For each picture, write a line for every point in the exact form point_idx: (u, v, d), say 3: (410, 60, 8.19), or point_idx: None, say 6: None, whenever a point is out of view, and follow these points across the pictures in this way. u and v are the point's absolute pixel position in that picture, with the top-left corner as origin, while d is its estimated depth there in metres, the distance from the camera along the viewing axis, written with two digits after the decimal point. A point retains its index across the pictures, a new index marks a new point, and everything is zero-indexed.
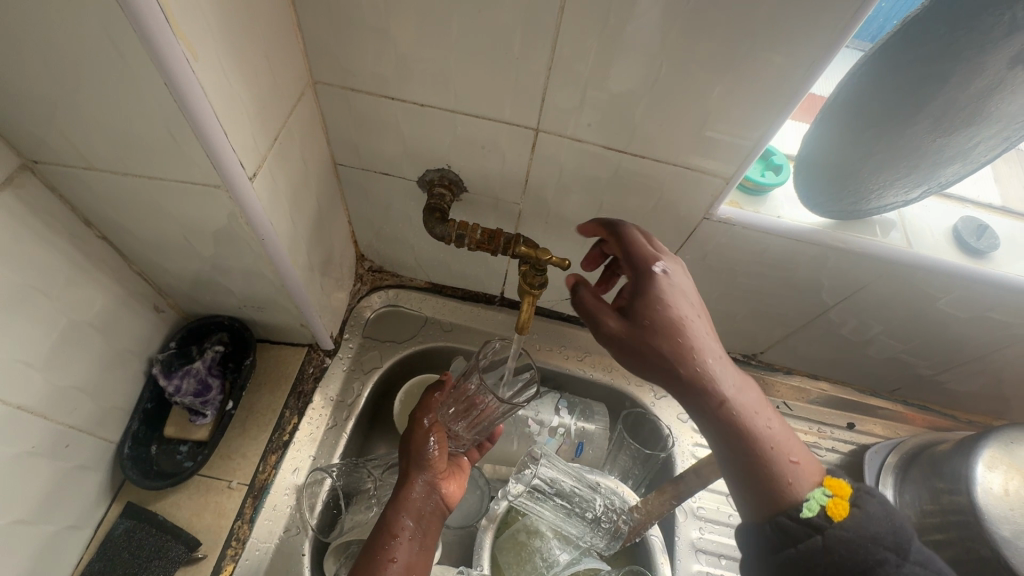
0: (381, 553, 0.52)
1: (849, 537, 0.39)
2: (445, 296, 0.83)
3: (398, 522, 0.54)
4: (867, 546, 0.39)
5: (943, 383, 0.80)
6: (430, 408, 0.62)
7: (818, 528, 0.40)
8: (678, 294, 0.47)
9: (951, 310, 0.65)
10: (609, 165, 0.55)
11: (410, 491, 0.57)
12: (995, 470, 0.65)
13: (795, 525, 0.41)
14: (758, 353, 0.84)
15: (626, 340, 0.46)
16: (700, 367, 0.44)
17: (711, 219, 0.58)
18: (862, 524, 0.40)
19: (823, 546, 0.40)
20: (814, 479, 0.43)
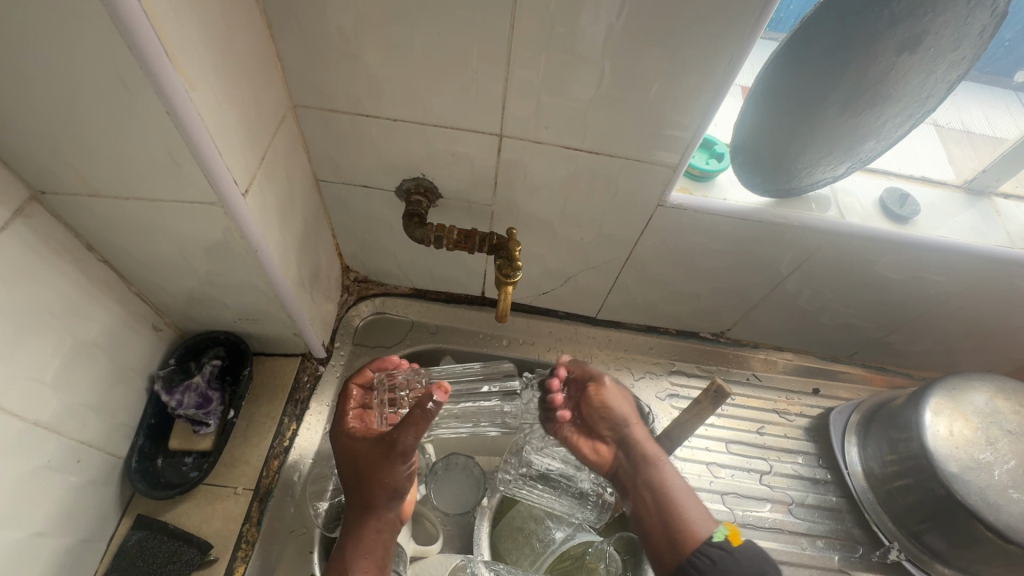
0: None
1: (747, 554, 0.58)
2: (429, 300, 0.88)
3: (365, 561, 0.54)
4: (755, 560, 0.58)
5: (893, 344, 0.87)
6: (410, 434, 0.55)
7: (726, 548, 0.58)
8: (617, 390, 0.74)
9: (888, 273, 0.72)
10: (569, 163, 0.61)
11: (373, 521, 0.56)
12: (941, 414, 0.71)
13: (706, 552, 0.58)
14: (726, 330, 0.90)
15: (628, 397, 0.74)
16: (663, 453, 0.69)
17: (665, 206, 0.64)
18: (750, 547, 0.59)
19: (732, 561, 0.57)
20: (714, 524, 0.62)
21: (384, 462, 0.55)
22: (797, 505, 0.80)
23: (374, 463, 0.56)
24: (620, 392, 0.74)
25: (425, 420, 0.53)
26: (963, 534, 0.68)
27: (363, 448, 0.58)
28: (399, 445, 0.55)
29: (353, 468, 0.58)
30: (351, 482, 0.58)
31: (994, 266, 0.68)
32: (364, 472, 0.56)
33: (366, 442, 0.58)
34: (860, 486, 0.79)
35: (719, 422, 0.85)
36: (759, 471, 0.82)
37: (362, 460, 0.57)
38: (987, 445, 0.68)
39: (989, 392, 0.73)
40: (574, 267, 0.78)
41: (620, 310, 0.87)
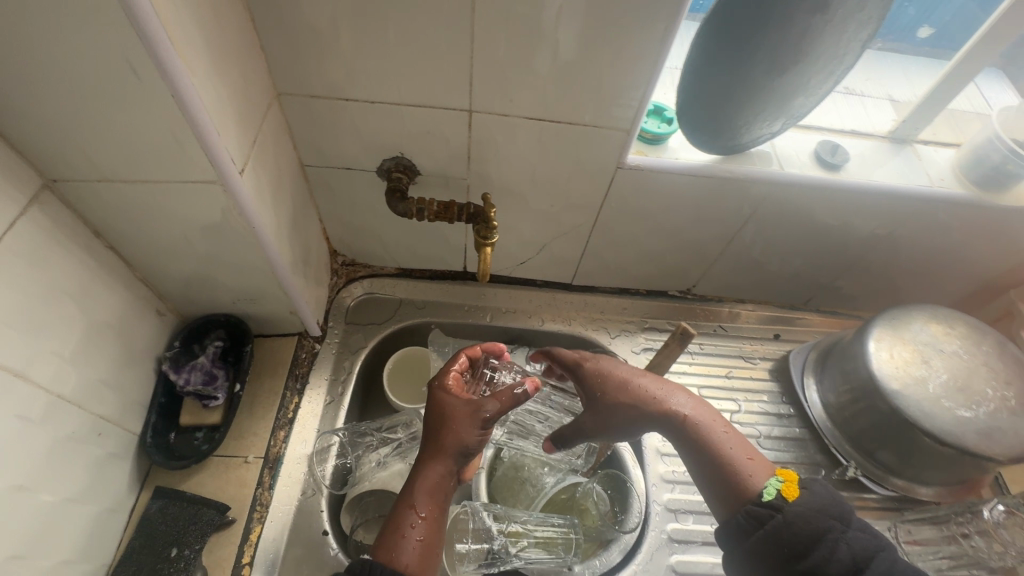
0: (406, 532, 0.55)
1: (800, 512, 0.54)
2: (415, 278, 0.94)
3: (426, 508, 0.56)
4: (814, 516, 0.54)
5: (842, 287, 0.95)
6: (503, 407, 0.62)
7: (778, 507, 0.55)
8: (600, 366, 0.66)
9: (829, 219, 0.79)
10: (534, 133, 0.67)
11: (432, 473, 0.58)
12: (882, 341, 0.79)
13: (754, 512, 0.56)
14: (691, 287, 0.97)
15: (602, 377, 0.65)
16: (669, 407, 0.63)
17: (623, 168, 0.71)
18: (809, 502, 0.55)
19: (783, 521, 0.54)
20: (765, 472, 0.59)
21: (472, 423, 0.60)
22: (765, 437, 0.88)
23: (458, 422, 0.60)
24: (599, 366, 0.66)
25: (515, 399, 0.62)
26: (908, 446, 0.76)
27: (455, 407, 0.61)
28: (488, 412, 0.60)
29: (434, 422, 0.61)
30: (427, 434, 0.61)
31: (920, 204, 0.76)
32: (446, 425, 0.60)
33: (458, 405, 0.61)
34: (820, 416, 0.87)
35: (691, 370, 0.93)
36: (729, 410, 0.90)
37: (448, 416, 0.61)
38: (924, 364, 0.76)
39: (926, 320, 0.81)
40: (547, 235, 0.84)
41: (593, 274, 0.93)
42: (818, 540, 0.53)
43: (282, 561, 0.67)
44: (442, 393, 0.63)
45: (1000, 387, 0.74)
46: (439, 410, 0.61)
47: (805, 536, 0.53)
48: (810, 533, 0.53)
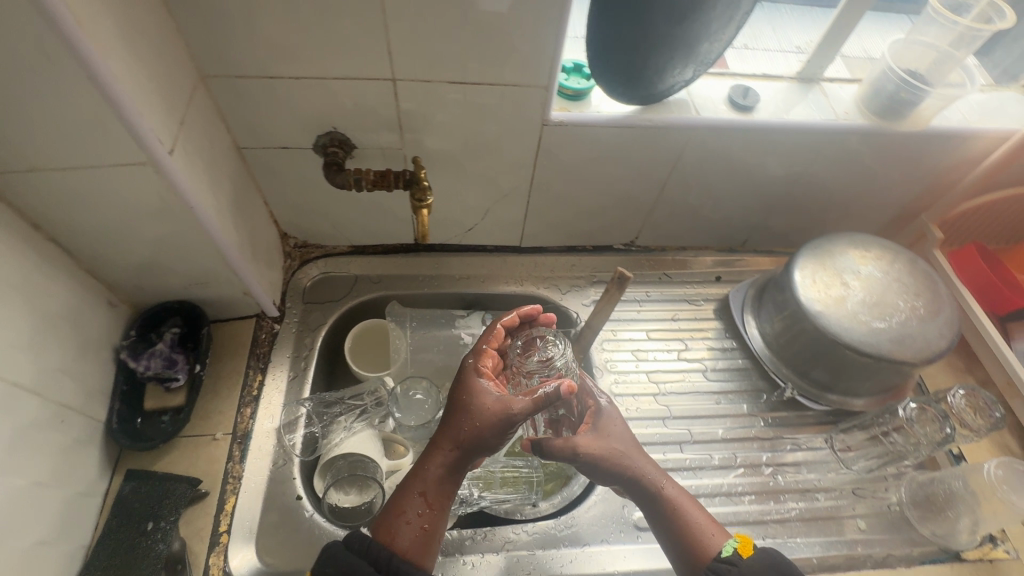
0: (408, 519, 0.62)
1: (753, 565, 0.60)
2: (369, 255, 0.97)
3: (432, 499, 0.63)
4: (766, 569, 0.59)
5: (773, 225, 1.01)
6: (529, 410, 0.64)
7: (733, 562, 0.61)
8: (607, 415, 0.71)
9: (748, 158, 0.85)
10: (458, 97, 0.70)
11: (446, 460, 0.64)
12: (806, 269, 0.85)
13: (713, 566, 0.61)
14: (634, 239, 1.02)
15: (608, 427, 0.70)
16: (652, 470, 0.68)
17: (549, 125, 0.75)
18: (762, 559, 0.60)
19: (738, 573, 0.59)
20: (723, 535, 0.64)
21: (496, 419, 0.64)
22: (711, 369, 0.94)
23: (484, 415, 0.64)
24: (604, 415, 0.71)
25: (544, 399, 0.64)
26: (835, 362, 0.83)
27: (483, 400, 0.65)
28: (517, 413, 0.63)
29: (460, 411, 0.66)
30: (449, 421, 0.66)
31: (829, 137, 0.81)
32: (469, 415, 0.65)
33: (486, 398, 0.65)
34: (760, 346, 0.93)
35: (639, 315, 0.98)
36: (677, 350, 0.95)
37: (473, 408, 0.65)
38: (844, 285, 0.82)
39: (846, 247, 0.88)
40: (489, 199, 0.88)
41: (539, 234, 0.97)
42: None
43: (259, 525, 0.70)
44: (475, 384, 0.67)
45: (911, 299, 0.81)
46: (467, 399, 0.66)
47: None
48: None
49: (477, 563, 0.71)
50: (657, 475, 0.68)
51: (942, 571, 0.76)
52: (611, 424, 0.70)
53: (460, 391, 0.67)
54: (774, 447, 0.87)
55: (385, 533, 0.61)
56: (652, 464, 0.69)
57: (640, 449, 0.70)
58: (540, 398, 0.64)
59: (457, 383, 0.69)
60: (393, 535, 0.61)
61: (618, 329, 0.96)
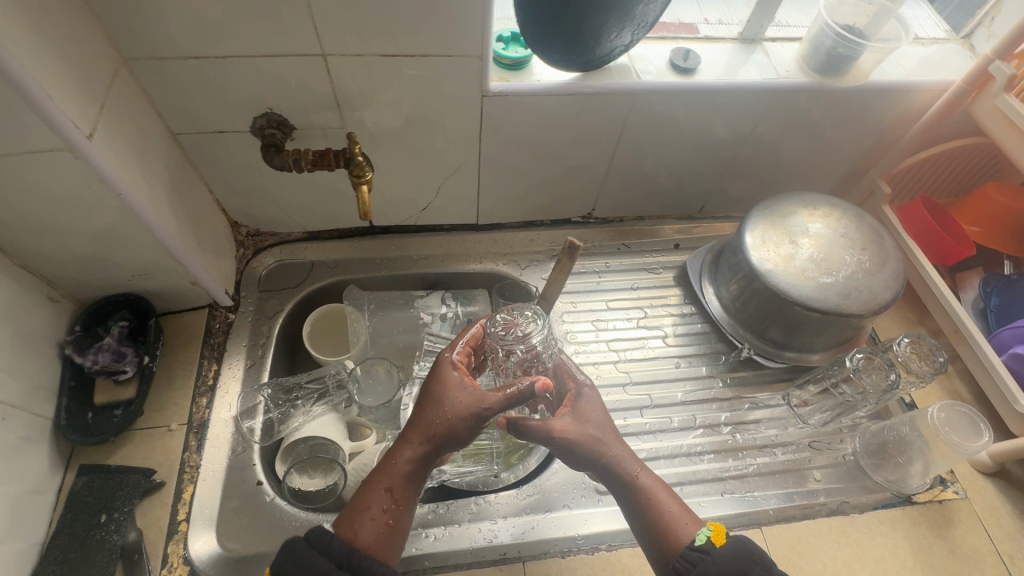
0: (370, 513, 0.61)
1: (727, 555, 0.58)
2: (325, 240, 0.96)
3: (398, 492, 0.62)
4: (740, 559, 0.57)
5: (728, 189, 1.02)
6: (501, 405, 0.63)
7: (705, 551, 0.59)
8: (587, 400, 0.69)
9: (694, 121, 0.85)
10: (392, 70, 0.69)
11: (413, 454, 0.63)
12: (758, 231, 0.86)
13: (686, 555, 0.59)
14: (592, 210, 1.02)
15: (589, 413, 0.68)
16: (629, 457, 0.66)
17: (489, 96, 0.74)
18: (735, 545, 0.59)
19: (710, 562, 0.58)
20: (697, 523, 0.63)
21: (468, 415, 0.63)
22: (671, 335, 0.95)
23: (454, 411, 0.63)
24: (583, 399, 0.69)
25: (516, 397, 0.63)
26: (789, 320, 0.84)
27: (456, 395, 0.64)
28: (487, 410, 0.63)
29: (430, 406, 0.65)
30: (421, 415, 0.65)
31: (772, 96, 0.82)
32: (441, 408, 0.64)
33: (460, 393, 0.64)
34: (719, 309, 0.94)
35: (598, 286, 0.99)
36: (637, 318, 0.96)
37: (446, 402, 0.64)
38: (792, 244, 0.83)
39: (797, 206, 0.88)
40: (439, 175, 0.87)
41: (494, 210, 0.97)
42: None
43: (219, 511, 0.70)
44: (449, 377, 0.66)
45: (858, 253, 0.82)
46: (439, 392, 0.65)
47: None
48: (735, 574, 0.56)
49: (440, 536, 0.72)
50: (634, 464, 0.66)
51: (894, 514, 0.77)
52: (593, 411, 0.69)
53: (434, 384, 0.66)
54: (732, 407, 0.89)
55: (348, 530, 0.59)
56: (630, 451, 0.67)
57: (619, 437, 0.68)
58: (511, 394, 0.63)
59: (431, 376, 0.67)
60: (355, 531, 0.59)
61: (578, 301, 0.97)
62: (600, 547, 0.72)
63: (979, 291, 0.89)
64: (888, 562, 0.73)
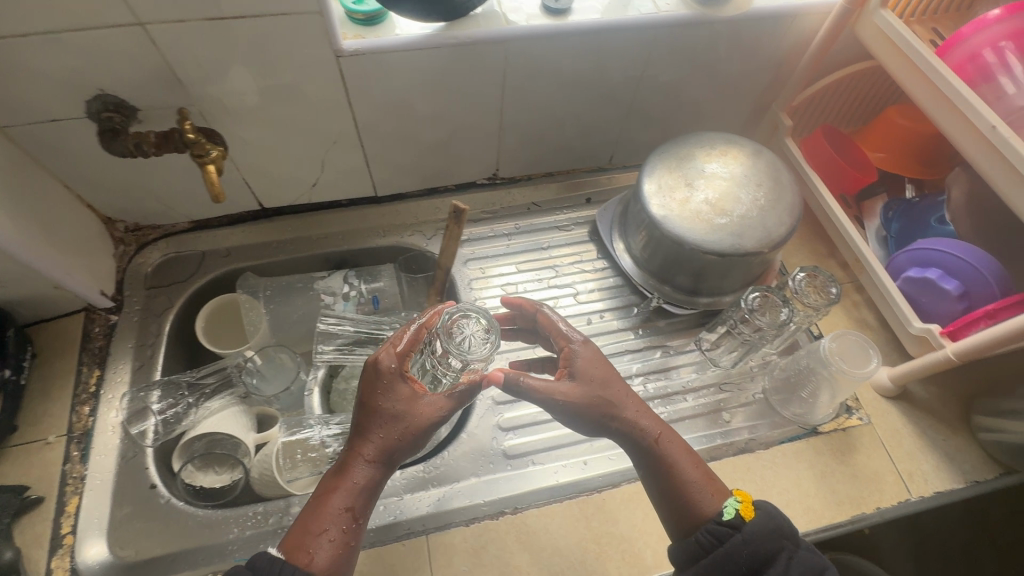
0: (331, 534, 0.57)
1: (755, 532, 0.57)
2: (212, 228, 0.91)
3: (360, 506, 0.58)
4: (769, 537, 0.57)
5: (634, 137, 0.98)
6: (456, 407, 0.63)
7: (735, 526, 0.58)
8: (585, 359, 0.65)
9: (578, 66, 0.81)
10: (228, 36, 0.64)
11: (373, 469, 0.59)
12: (658, 178, 0.83)
13: (713, 530, 0.58)
14: (496, 171, 0.98)
15: (596, 371, 0.64)
16: (643, 420, 0.64)
17: (345, 56, 0.69)
18: (764, 521, 0.58)
19: (740, 540, 0.57)
20: (723, 495, 0.61)
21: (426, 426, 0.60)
22: (582, 292, 0.93)
23: (412, 425, 0.60)
24: (587, 358, 0.65)
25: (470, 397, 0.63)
26: (692, 265, 0.83)
27: (416, 407, 0.60)
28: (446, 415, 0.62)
29: (388, 420, 0.59)
30: (374, 427, 0.59)
31: (655, 32, 0.78)
32: (398, 422, 0.59)
33: (418, 404, 0.60)
34: (627, 260, 0.92)
35: (508, 248, 0.96)
36: (548, 277, 0.94)
37: (401, 416, 0.60)
38: (688, 186, 0.81)
39: (698, 146, 0.85)
40: (319, 148, 0.82)
41: (390, 180, 0.93)
42: (772, 558, 0.56)
43: (111, 520, 0.68)
44: (400, 389, 0.60)
45: (753, 191, 0.80)
46: (390, 405, 0.59)
47: (758, 555, 0.56)
48: (762, 550, 0.56)
49: None
50: (648, 427, 0.63)
51: (799, 446, 0.78)
52: (600, 370, 0.64)
53: (385, 399, 0.60)
54: (646, 357, 0.88)
55: (303, 555, 0.55)
56: (644, 414, 0.64)
57: (631, 396, 0.65)
58: (450, 393, 0.61)
59: (378, 386, 0.60)
60: (310, 556, 0.55)
61: (486, 267, 0.94)
62: (505, 511, 0.72)
63: (881, 218, 0.89)
64: (791, 493, 0.74)
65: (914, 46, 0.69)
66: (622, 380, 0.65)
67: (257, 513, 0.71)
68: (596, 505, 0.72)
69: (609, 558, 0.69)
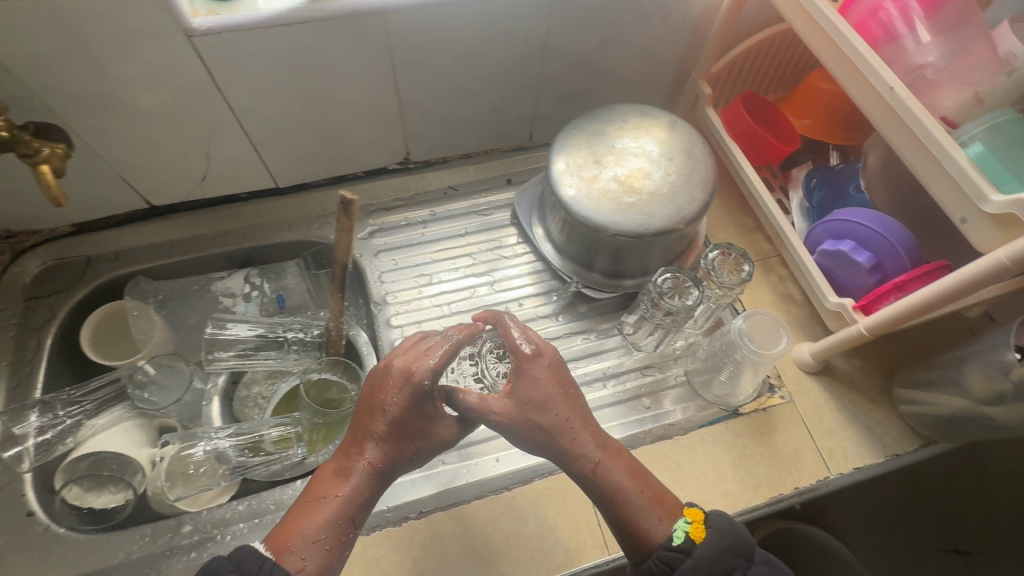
0: (330, 543, 0.55)
1: (707, 555, 0.54)
2: (96, 230, 0.84)
3: (360, 516, 0.58)
4: (722, 557, 0.55)
5: (552, 113, 0.93)
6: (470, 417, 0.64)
7: (687, 551, 0.55)
8: (529, 378, 0.60)
9: (472, 38, 0.75)
10: (52, 18, 0.57)
11: (377, 480, 0.59)
12: (568, 158, 0.77)
13: (663, 556, 0.55)
14: (407, 155, 0.92)
15: (552, 386, 0.60)
16: (581, 441, 0.60)
17: (197, 35, 0.63)
18: (714, 542, 0.55)
19: (691, 565, 0.54)
20: (674, 514, 0.58)
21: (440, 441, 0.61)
22: (500, 280, 0.89)
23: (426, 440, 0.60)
24: (541, 373, 0.60)
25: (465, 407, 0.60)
26: (607, 248, 0.79)
27: (436, 423, 0.60)
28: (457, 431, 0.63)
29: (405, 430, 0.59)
30: (386, 435, 0.58)
31: None
32: (416, 437, 0.60)
33: (439, 421, 0.60)
34: (546, 245, 0.88)
35: (423, 237, 0.91)
36: (465, 266, 0.90)
37: (420, 430, 0.59)
38: (597, 164, 0.76)
39: (612, 121, 0.80)
40: (198, 139, 0.76)
41: (289, 170, 0.87)
42: None
43: None
44: (428, 406, 0.59)
45: (665, 166, 0.76)
46: (414, 418, 0.58)
47: None
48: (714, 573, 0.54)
49: (238, 533, 0.68)
50: (589, 449, 0.60)
51: (718, 430, 0.76)
52: (556, 382, 0.61)
53: (408, 412, 0.57)
54: (567, 345, 0.85)
55: (293, 560, 0.53)
56: (584, 434, 0.60)
57: (576, 416, 0.61)
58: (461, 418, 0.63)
59: (401, 395, 0.57)
60: (304, 562, 0.53)
61: (399, 258, 0.89)
62: (409, 516, 0.69)
63: (803, 188, 0.85)
64: (708, 478, 0.72)
65: (812, 0, 0.64)
66: (573, 396, 0.62)
67: (145, 534, 0.67)
68: (505, 504, 0.70)
69: (516, 558, 0.67)
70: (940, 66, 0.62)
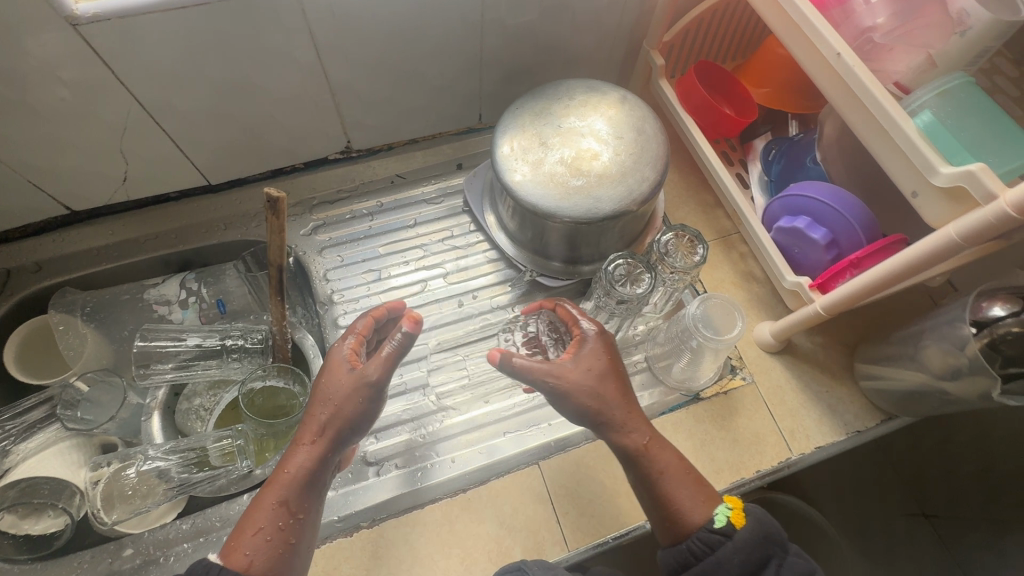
0: (268, 530, 0.52)
1: (747, 541, 0.52)
2: (13, 240, 0.78)
3: (301, 502, 0.54)
4: (761, 544, 0.52)
5: (501, 91, 0.88)
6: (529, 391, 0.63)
7: (727, 535, 0.53)
8: (586, 352, 0.60)
9: (401, 16, 0.69)
10: None
11: (304, 452, 0.55)
12: (514, 141, 0.73)
13: (704, 537, 0.53)
14: (348, 143, 0.87)
15: (605, 360, 0.60)
16: (630, 421, 0.58)
17: (83, 24, 0.56)
18: (756, 529, 0.52)
19: (731, 549, 0.52)
20: (712, 501, 0.56)
21: (354, 398, 0.56)
22: (453, 271, 0.85)
23: (340, 403, 0.56)
24: (603, 350, 0.60)
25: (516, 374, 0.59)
26: (557, 234, 0.75)
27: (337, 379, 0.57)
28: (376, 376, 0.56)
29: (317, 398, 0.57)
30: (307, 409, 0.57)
31: None
32: (325, 405, 0.56)
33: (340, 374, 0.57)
34: (498, 232, 0.84)
35: (369, 230, 0.87)
36: (416, 258, 0.86)
37: (329, 397, 0.56)
38: (543, 146, 0.72)
39: (557, 98, 0.76)
40: (112, 138, 0.70)
41: (220, 165, 0.81)
42: (760, 567, 0.51)
43: None
44: (332, 371, 0.58)
45: (612, 145, 0.72)
46: (335, 395, 0.56)
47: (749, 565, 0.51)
48: (753, 562, 0.51)
49: (183, 553, 0.65)
50: (637, 430, 0.58)
51: (678, 416, 0.74)
52: (610, 357, 0.60)
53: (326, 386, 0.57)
54: None
55: (239, 557, 0.51)
56: (635, 417, 0.59)
57: (631, 397, 0.60)
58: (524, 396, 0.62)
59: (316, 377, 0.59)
60: (248, 559, 0.51)
61: (346, 253, 0.85)
62: (361, 525, 0.67)
63: (762, 161, 0.82)
64: None
65: None
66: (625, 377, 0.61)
67: (85, 560, 0.64)
68: (461, 505, 0.68)
69: (474, 560, 0.65)
70: (890, 28, 0.60)
